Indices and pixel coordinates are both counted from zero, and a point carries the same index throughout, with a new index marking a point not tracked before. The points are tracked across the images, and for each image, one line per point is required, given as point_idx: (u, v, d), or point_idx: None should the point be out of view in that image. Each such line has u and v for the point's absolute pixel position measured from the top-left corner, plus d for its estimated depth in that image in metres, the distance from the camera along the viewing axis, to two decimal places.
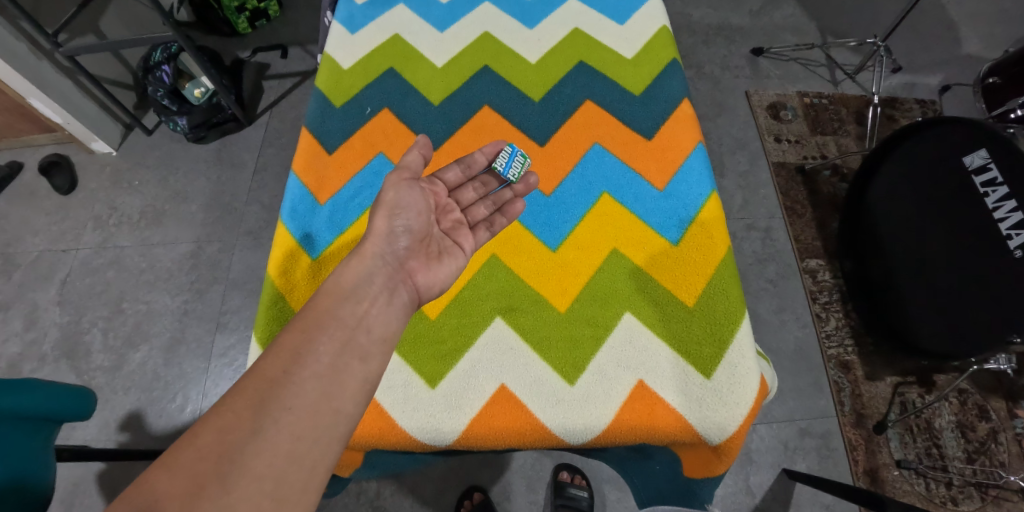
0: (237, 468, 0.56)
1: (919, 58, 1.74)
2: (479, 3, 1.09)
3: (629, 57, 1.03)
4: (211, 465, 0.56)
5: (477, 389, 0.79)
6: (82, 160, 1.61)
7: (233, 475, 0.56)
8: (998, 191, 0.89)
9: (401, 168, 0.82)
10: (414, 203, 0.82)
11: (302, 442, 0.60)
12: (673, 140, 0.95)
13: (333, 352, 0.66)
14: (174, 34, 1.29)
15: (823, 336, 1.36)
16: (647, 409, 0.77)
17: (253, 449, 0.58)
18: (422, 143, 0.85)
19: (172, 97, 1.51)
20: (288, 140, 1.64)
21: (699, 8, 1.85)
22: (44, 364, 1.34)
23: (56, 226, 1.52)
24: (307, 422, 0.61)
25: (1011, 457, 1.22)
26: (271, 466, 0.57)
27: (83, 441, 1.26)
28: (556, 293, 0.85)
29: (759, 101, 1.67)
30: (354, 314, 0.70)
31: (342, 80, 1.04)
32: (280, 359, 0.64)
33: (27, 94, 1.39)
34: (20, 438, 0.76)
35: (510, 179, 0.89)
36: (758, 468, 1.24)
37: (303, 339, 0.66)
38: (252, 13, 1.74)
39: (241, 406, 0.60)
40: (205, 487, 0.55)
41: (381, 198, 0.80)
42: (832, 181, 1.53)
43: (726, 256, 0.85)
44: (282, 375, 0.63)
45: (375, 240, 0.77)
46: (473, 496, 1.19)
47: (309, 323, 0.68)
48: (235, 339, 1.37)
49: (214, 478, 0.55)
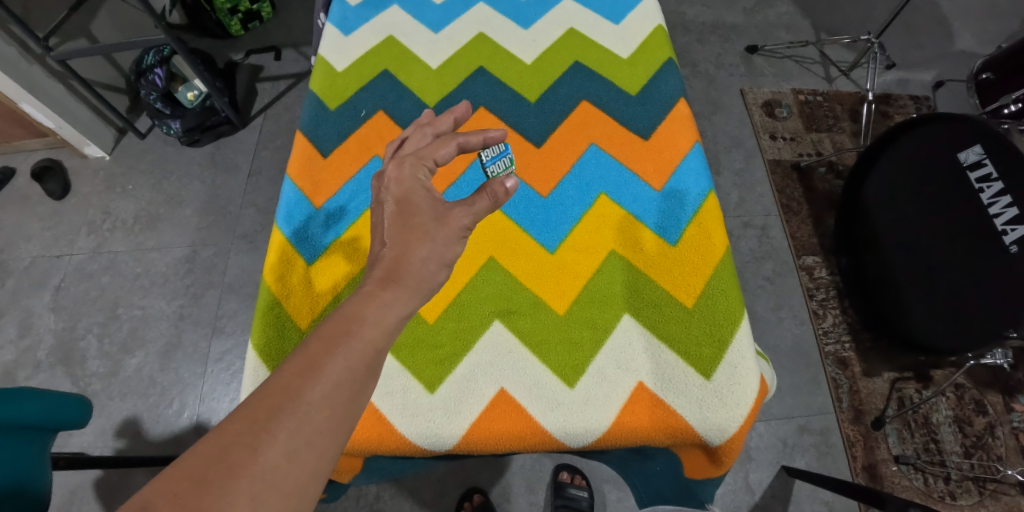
0: (253, 478, 0.47)
1: (912, 54, 1.75)
2: (474, 3, 1.09)
3: (624, 56, 1.03)
4: (234, 478, 0.47)
5: (477, 393, 0.79)
6: (75, 164, 1.59)
7: (260, 490, 0.47)
8: (993, 187, 0.88)
9: (494, 186, 0.71)
10: (474, 212, 0.70)
11: (326, 459, 0.51)
12: (671, 140, 0.94)
13: (359, 369, 0.55)
14: (167, 36, 1.26)
15: (819, 332, 1.36)
16: (647, 410, 0.77)
17: (266, 462, 0.48)
18: (464, 134, 0.77)
19: (166, 101, 1.50)
20: (283, 141, 1.63)
21: (693, 6, 1.85)
22: (39, 371, 1.33)
23: (49, 231, 1.51)
24: (334, 435, 0.52)
25: (1008, 451, 1.23)
26: (298, 482, 0.49)
27: (80, 449, 1.25)
28: (555, 295, 0.85)
29: (754, 99, 1.67)
30: (379, 322, 0.59)
31: (336, 82, 1.03)
32: (310, 363, 0.53)
33: (18, 99, 1.37)
34: (19, 445, 0.75)
35: (487, 173, 0.87)
36: (757, 466, 1.24)
37: (326, 350, 0.54)
38: (244, 15, 1.73)
39: (259, 410, 0.50)
40: (229, 504, 0.46)
41: (447, 215, 0.68)
42: (827, 178, 1.54)
43: (724, 256, 0.85)
44: (299, 386, 0.52)
45: (423, 246, 0.66)
46: (473, 498, 1.19)
47: (338, 327, 0.56)
48: (232, 344, 1.37)
49: (238, 494, 0.46)
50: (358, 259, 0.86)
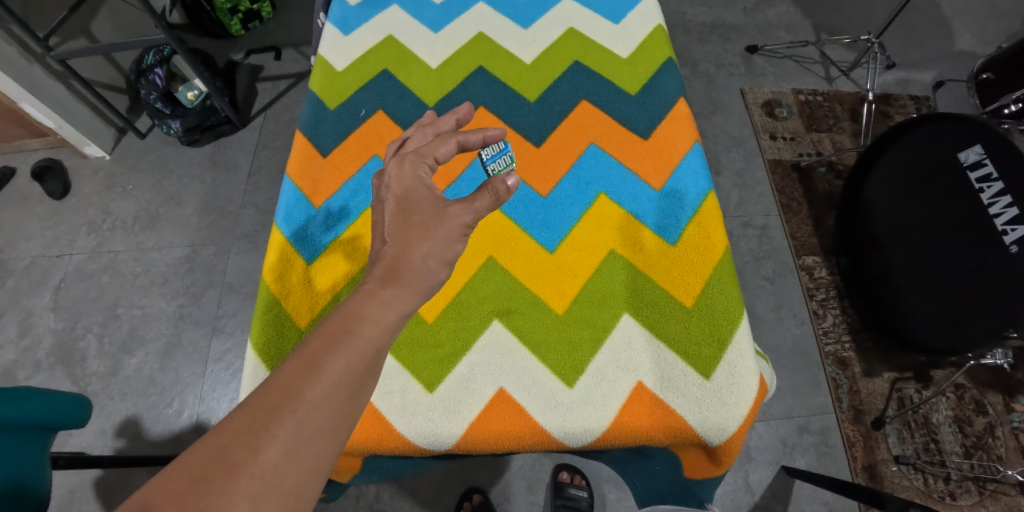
0: (252, 477, 0.47)
1: (912, 54, 1.75)
2: (474, 3, 1.09)
3: (624, 56, 1.03)
4: (233, 477, 0.47)
5: (476, 392, 0.79)
6: (75, 164, 1.59)
7: (259, 490, 0.47)
8: (993, 187, 0.87)
9: (494, 183, 0.71)
10: (475, 209, 0.70)
11: (327, 458, 0.51)
12: (670, 139, 0.94)
13: (359, 368, 0.55)
14: (167, 36, 1.25)
15: (819, 332, 1.36)
16: (647, 410, 0.77)
17: (265, 461, 0.48)
18: (463, 132, 0.77)
19: (166, 100, 1.49)
20: (283, 141, 1.63)
21: (693, 6, 1.85)
22: (39, 371, 1.33)
23: (49, 231, 1.51)
24: (334, 435, 0.51)
25: (1009, 451, 1.23)
26: (298, 481, 0.49)
27: (79, 448, 1.25)
28: (554, 295, 0.85)
29: (754, 99, 1.67)
30: (380, 321, 0.58)
31: (335, 82, 1.03)
32: (310, 362, 0.53)
33: (18, 99, 1.37)
34: (18, 444, 0.75)
35: (488, 172, 0.87)
36: (757, 466, 1.24)
37: (326, 349, 0.54)
38: (244, 15, 1.73)
39: (260, 408, 0.50)
40: (228, 504, 0.46)
41: (447, 212, 0.68)
42: (828, 178, 1.53)
43: (724, 255, 0.85)
44: (298, 385, 0.51)
45: (423, 244, 0.66)
46: (473, 497, 1.19)
47: (338, 326, 0.56)
48: (232, 344, 1.37)
49: (238, 493, 0.46)
50: (358, 258, 0.86)
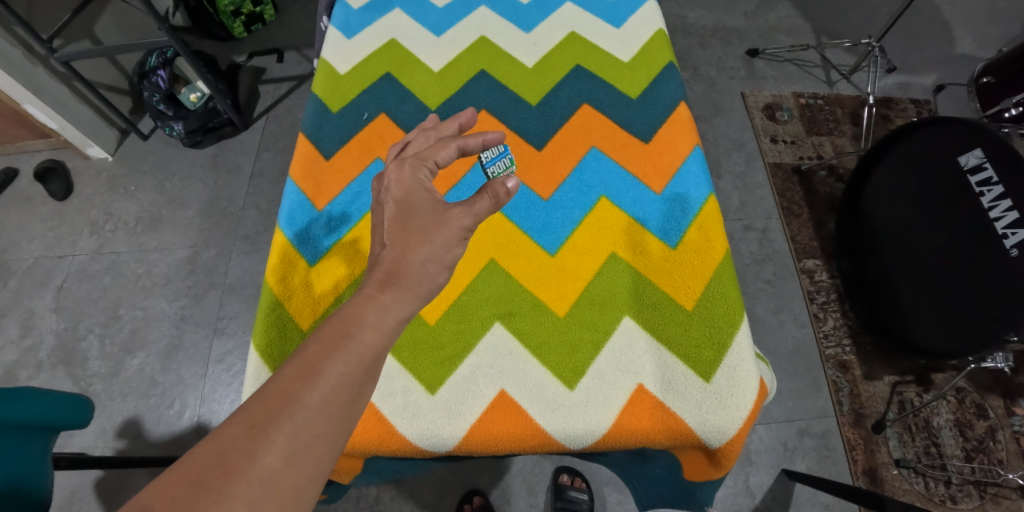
0: (250, 482, 0.47)
1: (912, 58, 1.75)
2: (476, 7, 1.09)
3: (625, 60, 1.04)
4: (232, 483, 0.47)
5: (477, 394, 0.79)
6: (78, 165, 1.60)
7: (258, 496, 0.47)
8: (993, 191, 0.86)
9: (494, 186, 0.71)
10: (475, 212, 0.70)
11: (325, 463, 0.51)
12: (672, 143, 0.95)
13: (357, 373, 0.55)
14: (170, 39, 1.26)
15: (820, 336, 1.36)
16: (647, 413, 0.77)
17: (262, 466, 0.48)
18: (463, 137, 0.77)
19: (168, 102, 1.50)
20: (285, 143, 1.63)
21: (694, 9, 1.85)
22: (41, 371, 1.34)
23: (52, 232, 1.52)
24: (333, 440, 0.52)
25: (1009, 455, 1.22)
26: (297, 486, 0.49)
27: (81, 449, 1.26)
28: (555, 297, 0.85)
29: (755, 102, 1.67)
30: (380, 325, 0.59)
31: (339, 85, 1.04)
32: (309, 366, 0.53)
33: (21, 101, 1.37)
34: (20, 444, 0.75)
35: (488, 174, 0.88)
36: (758, 469, 1.24)
37: (325, 354, 0.54)
38: (247, 18, 1.74)
39: (259, 413, 0.50)
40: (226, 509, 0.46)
41: (447, 216, 0.69)
42: (828, 181, 1.54)
43: (724, 258, 0.85)
44: (297, 390, 0.52)
45: (423, 248, 0.66)
46: (473, 500, 1.18)
47: (338, 331, 0.57)
48: (233, 346, 1.37)
49: (236, 498, 0.46)
50: (359, 262, 0.87)
